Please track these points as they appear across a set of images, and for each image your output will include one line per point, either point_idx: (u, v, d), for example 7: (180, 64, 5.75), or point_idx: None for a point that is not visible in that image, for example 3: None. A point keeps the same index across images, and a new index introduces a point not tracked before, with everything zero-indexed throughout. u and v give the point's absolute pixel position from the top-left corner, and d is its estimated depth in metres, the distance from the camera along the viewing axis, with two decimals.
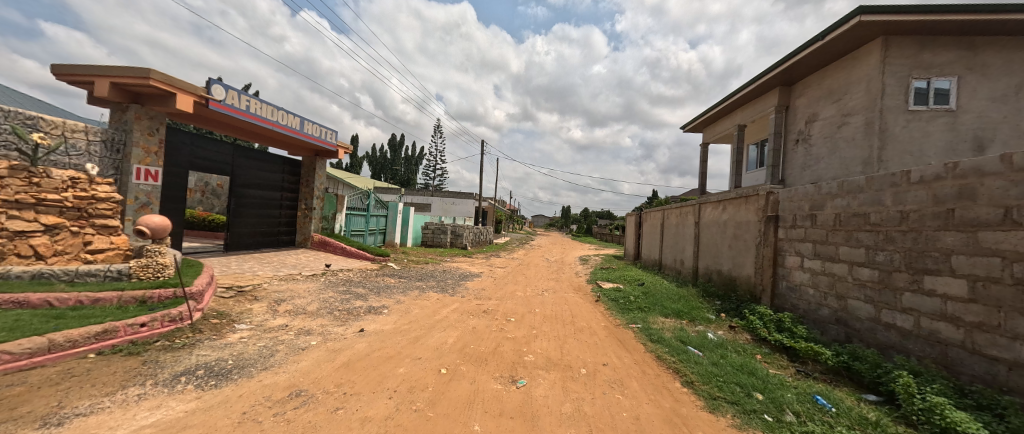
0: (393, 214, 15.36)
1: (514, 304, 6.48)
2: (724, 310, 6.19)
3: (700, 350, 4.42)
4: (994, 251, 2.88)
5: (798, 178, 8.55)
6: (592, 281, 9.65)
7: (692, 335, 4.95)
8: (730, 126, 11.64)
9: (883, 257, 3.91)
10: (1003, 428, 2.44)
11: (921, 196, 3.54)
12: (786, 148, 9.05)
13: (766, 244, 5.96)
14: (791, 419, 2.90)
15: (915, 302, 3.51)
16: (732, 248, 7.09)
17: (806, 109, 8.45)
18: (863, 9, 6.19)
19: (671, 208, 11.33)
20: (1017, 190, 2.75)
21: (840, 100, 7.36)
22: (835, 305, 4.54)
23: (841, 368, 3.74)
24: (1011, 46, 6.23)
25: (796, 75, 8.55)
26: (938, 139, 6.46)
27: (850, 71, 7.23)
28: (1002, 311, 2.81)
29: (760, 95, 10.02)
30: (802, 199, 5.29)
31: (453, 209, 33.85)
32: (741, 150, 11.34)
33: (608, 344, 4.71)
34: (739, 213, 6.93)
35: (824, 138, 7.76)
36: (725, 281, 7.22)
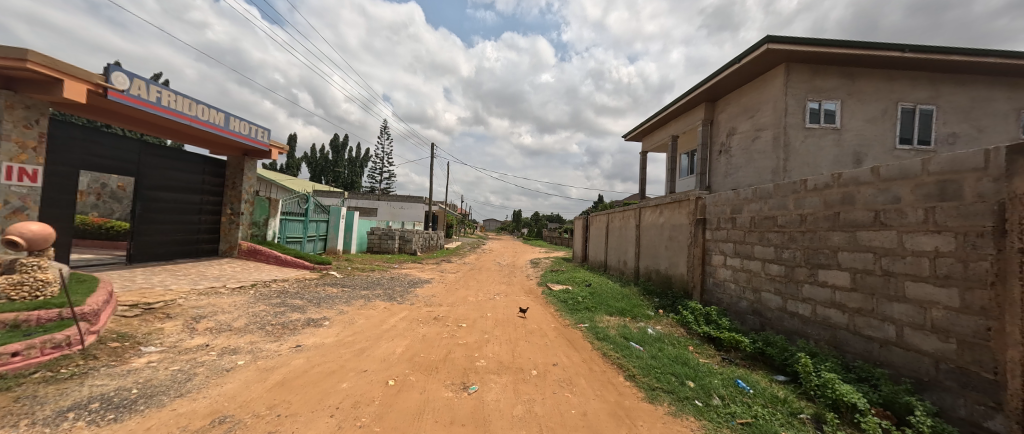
0: (335, 219, 14.42)
1: (466, 310, 6.39)
2: (662, 307, 6.65)
3: (641, 345, 4.69)
4: (868, 247, 3.45)
5: (721, 185, 9.51)
6: (543, 283, 9.92)
7: (634, 331, 5.26)
8: (665, 136, 12.61)
9: (788, 254, 4.48)
10: (877, 396, 2.94)
11: (815, 202, 4.10)
12: (712, 157, 10.01)
13: (696, 244, 6.52)
14: (717, 403, 3.25)
15: (812, 292, 4.07)
16: (668, 249, 7.68)
17: (726, 123, 9.42)
18: (769, 39, 7.10)
19: (615, 212, 11.94)
20: (883, 196, 3.34)
21: (754, 116, 8.34)
22: (751, 298, 5.09)
23: (757, 354, 4.20)
24: (878, 76, 7.53)
25: (718, 93, 9.56)
26: (829, 152, 7.57)
27: (761, 91, 8.23)
28: (875, 298, 3.37)
29: (690, 109, 11.00)
30: (724, 203, 5.87)
31: (402, 214, 32.67)
32: (674, 158, 12.36)
33: (558, 344, 4.84)
34: (674, 216, 7.51)
35: (741, 150, 8.73)
36: (663, 280, 7.80)
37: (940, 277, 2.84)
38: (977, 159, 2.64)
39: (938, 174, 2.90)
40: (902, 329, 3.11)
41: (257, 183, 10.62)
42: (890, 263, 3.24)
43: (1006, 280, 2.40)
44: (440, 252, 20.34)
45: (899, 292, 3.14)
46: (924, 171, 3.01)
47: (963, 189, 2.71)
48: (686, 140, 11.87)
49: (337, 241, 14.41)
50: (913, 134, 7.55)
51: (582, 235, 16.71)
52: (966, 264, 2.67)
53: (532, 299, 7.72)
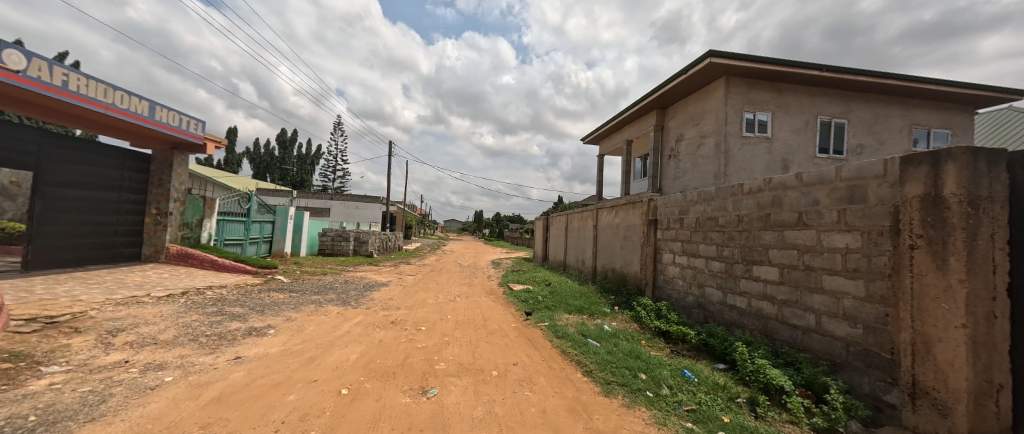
0: (282, 220, 13.63)
1: (425, 313, 6.24)
2: (617, 304, 6.94)
3: (598, 341, 4.86)
4: (793, 245, 3.85)
5: (671, 187, 10.13)
6: (505, 283, 9.95)
7: (591, 328, 5.43)
8: (621, 140, 13.20)
9: (728, 251, 4.86)
10: (801, 378, 3.29)
11: (750, 204, 4.50)
12: (662, 161, 10.62)
13: (649, 244, 6.88)
14: (666, 393, 3.45)
15: (747, 286, 4.45)
16: (623, 248, 8.06)
17: (675, 129, 10.04)
18: (712, 53, 7.69)
19: (574, 213, 12.28)
20: (805, 199, 3.74)
21: (700, 124, 8.98)
22: (696, 293, 5.46)
23: (701, 344, 4.52)
24: (801, 92, 8.44)
25: (668, 101, 10.18)
26: (762, 159, 8.34)
27: (705, 101, 8.88)
28: (798, 290, 3.75)
29: (643, 115, 11.60)
30: (673, 205, 6.25)
31: (358, 214, 31.26)
32: (628, 162, 12.97)
33: (518, 344, 4.87)
34: (629, 217, 7.88)
35: (688, 155, 9.35)
36: (618, 278, 8.16)
37: (850, 270, 3.23)
38: (878, 167, 3.05)
39: (848, 180, 3.30)
40: (820, 317, 3.50)
41: (188, 180, 9.67)
42: (811, 259, 3.63)
43: (900, 272, 2.80)
44: (398, 254, 19.75)
45: (818, 284, 3.53)
46: (837, 177, 3.41)
47: (867, 193, 3.12)
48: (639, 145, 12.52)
49: (283, 243, 13.79)
50: (829, 144, 8.54)
51: (543, 236, 16.98)
52: (870, 259, 3.07)
53: (493, 300, 7.71)
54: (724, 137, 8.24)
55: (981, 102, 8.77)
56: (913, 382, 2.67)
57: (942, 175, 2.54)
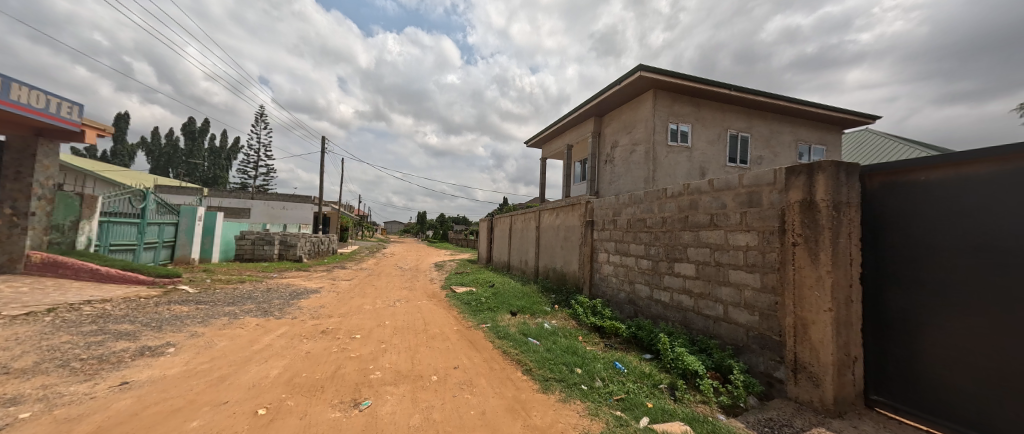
0: (188, 221, 11.85)
1: (359, 320, 5.90)
2: (557, 302, 7.22)
3: (537, 339, 5.00)
4: (706, 243, 4.32)
5: (607, 191, 10.79)
6: (448, 285, 9.77)
7: (532, 327, 5.57)
8: (562, 145, 13.75)
9: (654, 250, 5.30)
10: (711, 362, 3.72)
11: (672, 206, 4.95)
12: (599, 166, 11.28)
13: (586, 244, 7.24)
14: (599, 385, 3.65)
15: (670, 282, 4.89)
16: (563, 248, 8.41)
17: (611, 136, 10.73)
18: (642, 67, 8.35)
19: (517, 215, 12.50)
20: (715, 202, 4.22)
21: (632, 132, 9.69)
22: (627, 290, 5.87)
23: (631, 337, 4.88)
24: (715, 107, 9.54)
25: (604, 110, 10.83)
26: (683, 166, 9.26)
27: (636, 111, 9.61)
28: (710, 284, 4.22)
29: (582, 122, 12.20)
30: (608, 207, 6.65)
31: (286, 215, 28.54)
32: (568, 165, 13.55)
33: (459, 346, 4.82)
34: (569, 218, 8.23)
35: (622, 161, 10.05)
36: (558, 277, 8.50)
37: (749, 265, 3.72)
38: (770, 176, 3.55)
39: (748, 186, 3.79)
40: (726, 307, 3.97)
41: (56, 173, 8.18)
42: (720, 255, 4.11)
43: (786, 266, 3.29)
44: (331, 258, 18.41)
45: (726, 278, 3.99)
46: (739, 184, 3.90)
47: (762, 198, 3.62)
48: (579, 150, 13.14)
49: (188, 248, 11.86)
50: (737, 154, 9.76)
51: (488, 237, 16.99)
52: (764, 255, 3.56)
53: (435, 304, 7.52)
54: (653, 145, 8.97)
55: (844, 125, 10.74)
56: (795, 359, 3.16)
57: (815, 183, 3.04)
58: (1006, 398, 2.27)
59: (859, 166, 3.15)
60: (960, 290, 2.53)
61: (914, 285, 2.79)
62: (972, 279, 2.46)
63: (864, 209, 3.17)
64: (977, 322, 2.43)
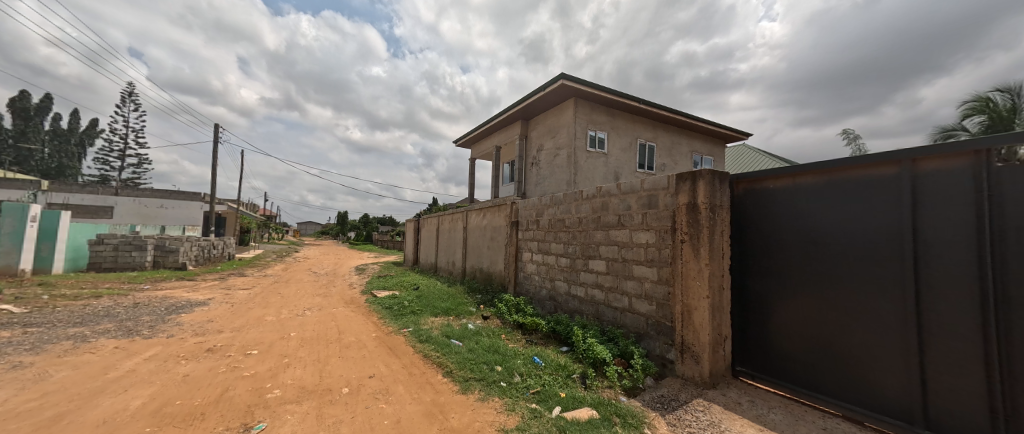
0: (19, 223, 9.61)
1: (258, 333, 5.28)
2: (483, 302, 7.31)
3: (460, 340, 4.99)
4: (615, 241, 4.73)
5: (534, 192, 11.21)
6: (369, 290, 9.24)
7: (456, 328, 5.55)
8: (490, 146, 13.88)
9: (571, 248, 5.64)
10: (618, 350, 4.11)
11: (587, 207, 5.32)
12: (526, 168, 11.67)
13: (511, 244, 7.43)
14: (517, 381, 3.79)
15: (585, 277, 5.26)
16: (489, 248, 8.54)
17: (537, 140, 11.17)
18: (564, 76, 8.83)
19: (445, 215, 12.30)
20: (622, 204, 4.65)
21: (556, 137, 10.19)
22: (548, 287, 6.16)
23: (550, 331, 5.15)
24: (627, 118, 10.52)
25: (530, 114, 11.20)
26: (600, 170, 10.05)
27: (559, 117, 10.14)
28: (617, 278, 4.63)
29: (509, 124, 12.48)
30: (531, 208, 6.90)
31: (169, 214, 24.14)
32: (497, 166, 13.75)
33: (376, 354, 4.60)
34: (495, 219, 8.37)
35: (547, 164, 10.53)
36: (485, 277, 8.61)
37: (648, 260, 4.18)
38: (664, 181, 4.02)
39: (648, 190, 4.24)
40: (631, 299, 4.41)
41: None
42: (626, 252, 4.53)
43: (676, 261, 3.77)
44: (227, 264, 16.02)
45: (630, 272, 4.42)
46: (641, 187, 4.33)
47: (659, 201, 4.08)
48: (507, 151, 13.45)
49: (14, 256, 9.51)
50: (645, 161, 10.92)
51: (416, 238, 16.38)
52: (660, 251, 4.03)
53: (353, 311, 7.07)
54: (573, 150, 9.56)
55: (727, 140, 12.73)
56: (682, 341, 3.65)
57: (697, 189, 3.55)
58: (826, 357, 3.04)
59: (729, 174, 3.75)
60: (797, 275, 3.25)
61: (765, 273, 3.50)
62: (805, 267, 3.19)
63: (731, 211, 3.81)
64: (808, 300, 3.16)
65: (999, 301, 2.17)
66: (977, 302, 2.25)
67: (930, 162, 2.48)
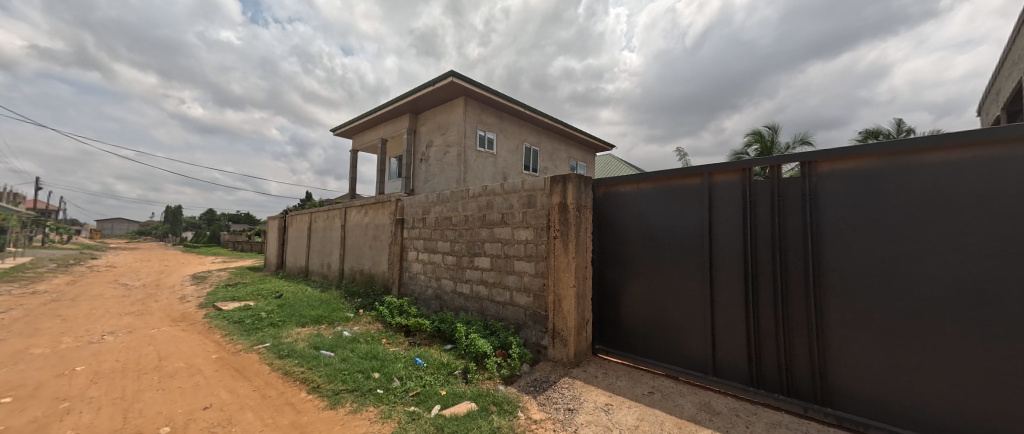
0: None
1: (14, 374, 3.82)
2: (362, 307, 6.84)
3: (331, 351, 4.56)
4: (498, 239, 4.97)
5: (424, 189, 10.95)
6: (211, 303, 7.57)
7: (327, 338, 5.04)
8: (376, 138, 12.95)
9: (458, 246, 5.69)
10: (498, 342, 4.35)
11: (473, 206, 5.45)
12: (414, 164, 11.35)
13: (396, 243, 7.08)
14: (395, 385, 3.66)
15: (471, 274, 5.38)
16: (372, 248, 8.02)
17: (427, 136, 10.96)
18: (453, 74, 8.84)
19: (319, 211, 10.99)
20: (505, 203, 4.90)
21: (446, 134, 10.17)
22: (434, 286, 6.11)
23: (434, 331, 5.14)
24: (514, 122, 11.20)
25: (419, 108, 10.88)
26: (489, 170, 10.47)
27: (449, 115, 10.15)
28: (501, 274, 4.88)
29: (398, 116, 11.87)
30: (416, 205, 6.71)
31: None
32: (384, 161, 12.97)
33: (216, 379, 3.83)
34: (377, 217, 7.92)
35: (436, 161, 10.46)
36: (366, 279, 8.04)
37: (528, 255, 4.52)
38: (541, 183, 4.40)
39: (527, 190, 4.58)
40: (512, 293, 4.70)
41: None
42: (508, 249, 4.80)
43: (550, 255, 4.17)
44: None
45: (512, 268, 4.71)
46: (521, 188, 4.65)
47: (536, 200, 4.45)
48: (395, 145, 12.81)
49: None
50: (530, 164, 11.84)
51: (283, 238, 14.09)
52: (537, 246, 4.40)
53: (184, 330, 5.69)
54: (463, 149, 9.69)
55: (595, 150, 14.84)
56: (554, 329, 4.07)
57: (567, 190, 4.00)
58: (656, 329, 3.79)
59: (592, 179, 4.32)
60: (638, 264, 3.96)
61: (616, 264, 4.16)
62: (644, 257, 3.91)
63: (593, 210, 4.40)
64: (645, 284, 3.89)
65: (753, 277, 3.12)
66: (742, 278, 3.18)
67: (720, 177, 3.39)
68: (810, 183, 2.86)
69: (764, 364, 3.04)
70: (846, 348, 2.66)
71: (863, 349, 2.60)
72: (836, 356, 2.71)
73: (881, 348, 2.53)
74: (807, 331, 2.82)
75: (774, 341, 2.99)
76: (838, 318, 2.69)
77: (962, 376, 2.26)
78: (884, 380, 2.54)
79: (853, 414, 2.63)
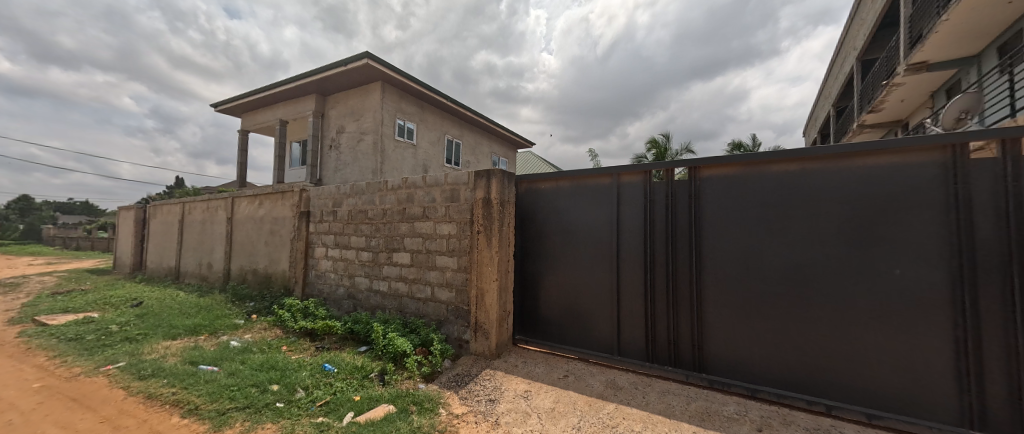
0: None
1: None
2: (256, 312, 5.98)
3: (215, 365, 3.90)
4: (419, 233, 4.82)
5: (334, 179, 9.98)
6: (28, 317, 5.77)
7: (208, 351, 4.29)
8: (273, 118, 11.29)
9: (375, 242, 5.35)
10: (419, 339, 4.25)
11: (392, 199, 5.18)
12: (322, 151, 10.27)
13: (299, 238, 6.33)
14: (300, 396, 3.32)
15: (389, 271, 5.12)
16: (269, 244, 7.03)
17: (336, 121, 9.99)
18: (368, 55, 8.17)
19: (197, 201, 9.19)
20: (427, 197, 4.77)
21: (360, 120, 9.40)
22: (347, 284, 5.65)
23: (347, 333, 4.79)
24: (436, 113, 10.92)
25: (328, 89, 9.84)
26: (408, 161, 10.03)
27: (364, 100, 9.38)
28: (421, 269, 4.76)
29: (301, 96, 10.53)
30: (326, 197, 6.09)
31: None
32: (283, 145, 11.41)
33: (39, 415, 2.97)
34: (275, 209, 6.96)
35: (348, 149, 9.62)
36: (261, 280, 7.03)
37: (451, 250, 4.48)
38: (465, 177, 4.39)
39: (451, 184, 4.53)
40: (433, 288, 4.63)
41: None
42: (430, 244, 4.70)
43: (473, 250, 4.22)
44: None
45: (433, 263, 4.63)
46: (444, 181, 4.58)
47: (460, 195, 4.43)
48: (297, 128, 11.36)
49: None
50: (452, 157, 11.71)
51: (144, 233, 11.40)
52: (460, 241, 4.39)
53: None
54: (379, 137, 9.07)
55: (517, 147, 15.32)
56: (476, 323, 4.15)
57: (491, 185, 4.10)
58: (571, 317, 4.13)
59: (516, 175, 4.49)
60: (556, 257, 4.26)
61: (537, 258, 4.41)
62: (561, 251, 4.23)
63: (516, 206, 4.57)
64: (562, 275, 4.21)
65: (650, 266, 3.63)
66: (642, 267, 3.67)
67: (626, 178, 3.85)
68: (694, 186, 3.45)
69: (657, 340, 3.58)
70: (716, 323, 3.29)
71: (726, 321, 3.25)
72: (708, 329, 3.33)
73: (738, 320, 3.20)
74: (689, 310, 3.41)
75: (666, 320, 3.53)
76: (711, 298, 3.32)
77: (787, 338, 2.99)
78: (740, 346, 3.19)
79: (720, 376, 3.27)
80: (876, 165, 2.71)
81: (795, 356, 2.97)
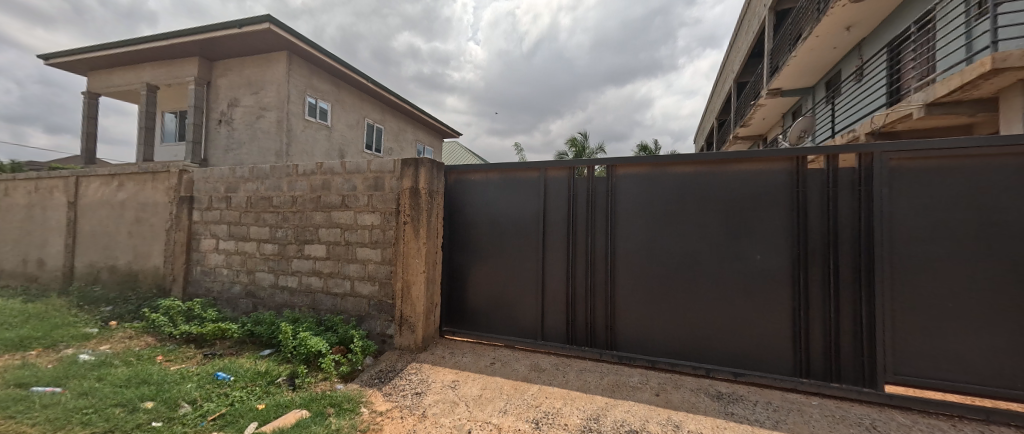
0: None
1: None
2: (117, 318, 4.91)
3: (57, 386, 3.12)
4: (336, 223, 4.46)
5: (223, 160, 8.59)
6: None
7: (45, 369, 3.40)
8: (138, 81, 9.19)
9: (281, 233, 4.78)
10: (336, 337, 3.95)
11: (303, 185, 4.68)
12: (208, 126, 8.74)
13: (180, 228, 5.33)
14: (186, 411, 2.86)
15: (299, 265, 4.65)
16: (133, 235, 5.78)
17: (227, 92, 8.59)
18: (269, 19, 7.14)
19: (19, 179, 7.08)
20: (347, 184, 4.41)
21: (260, 94, 8.21)
22: (245, 280, 4.97)
23: (246, 336, 4.24)
24: (354, 94, 10.10)
25: (216, 53, 8.38)
26: (321, 144, 9.11)
27: (266, 70, 8.19)
28: (338, 263, 4.42)
29: (179, 58, 8.76)
30: (216, 181, 5.22)
31: None
32: (152, 116, 9.39)
33: None
34: (143, 192, 5.74)
35: (244, 126, 8.34)
36: (122, 279, 5.76)
37: (374, 242, 4.23)
38: (390, 165, 4.17)
39: (374, 172, 4.26)
40: (353, 282, 4.33)
41: None
42: (348, 235, 4.38)
43: (400, 242, 4.06)
44: None
45: (353, 256, 4.33)
46: (367, 168, 4.29)
47: (384, 183, 4.20)
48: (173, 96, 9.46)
49: None
50: (373, 142, 10.99)
51: None
52: (385, 232, 4.18)
53: None
54: (285, 115, 8.04)
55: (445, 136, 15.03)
56: (401, 317, 4.03)
57: (420, 175, 3.98)
58: (499, 306, 4.25)
59: (445, 165, 4.41)
60: (485, 248, 4.33)
61: (466, 249, 4.42)
62: (490, 242, 4.31)
63: (445, 197, 4.50)
64: (491, 266, 4.30)
65: (572, 255, 3.93)
66: (565, 257, 3.95)
67: (552, 173, 4.07)
68: (610, 183, 3.81)
69: (577, 324, 3.90)
70: (626, 305, 3.72)
71: (634, 304, 3.69)
72: (620, 311, 3.74)
73: (643, 302, 3.66)
74: (604, 294, 3.79)
75: (585, 305, 3.87)
76: (623, 283, 3.74)
77: (679, 315, 3.52)
78: (644, 325, 3.66)
79: (627, 352, 3.70)
80: (746, 172, 3.32)
81: (684, 330, 3.51)
